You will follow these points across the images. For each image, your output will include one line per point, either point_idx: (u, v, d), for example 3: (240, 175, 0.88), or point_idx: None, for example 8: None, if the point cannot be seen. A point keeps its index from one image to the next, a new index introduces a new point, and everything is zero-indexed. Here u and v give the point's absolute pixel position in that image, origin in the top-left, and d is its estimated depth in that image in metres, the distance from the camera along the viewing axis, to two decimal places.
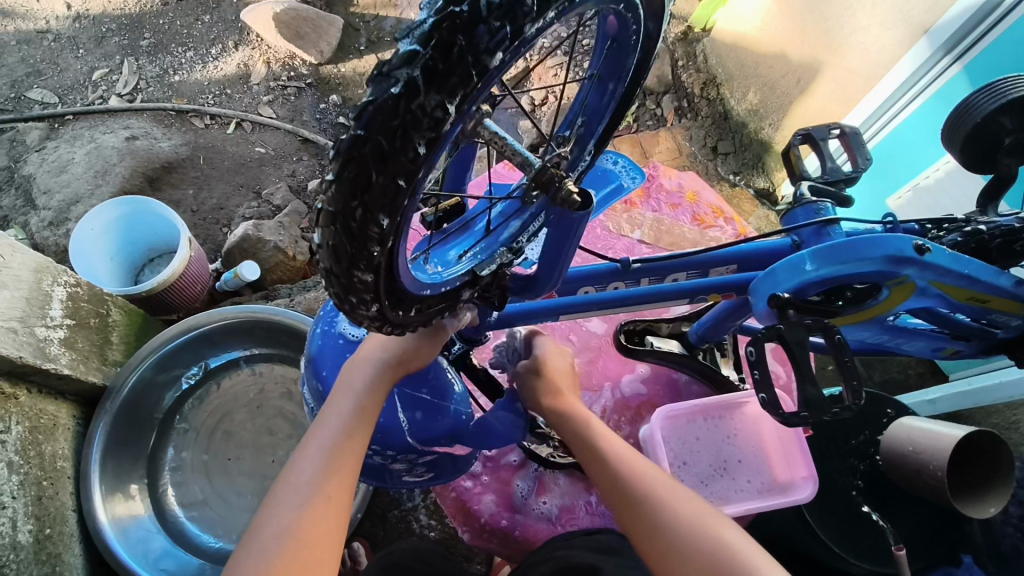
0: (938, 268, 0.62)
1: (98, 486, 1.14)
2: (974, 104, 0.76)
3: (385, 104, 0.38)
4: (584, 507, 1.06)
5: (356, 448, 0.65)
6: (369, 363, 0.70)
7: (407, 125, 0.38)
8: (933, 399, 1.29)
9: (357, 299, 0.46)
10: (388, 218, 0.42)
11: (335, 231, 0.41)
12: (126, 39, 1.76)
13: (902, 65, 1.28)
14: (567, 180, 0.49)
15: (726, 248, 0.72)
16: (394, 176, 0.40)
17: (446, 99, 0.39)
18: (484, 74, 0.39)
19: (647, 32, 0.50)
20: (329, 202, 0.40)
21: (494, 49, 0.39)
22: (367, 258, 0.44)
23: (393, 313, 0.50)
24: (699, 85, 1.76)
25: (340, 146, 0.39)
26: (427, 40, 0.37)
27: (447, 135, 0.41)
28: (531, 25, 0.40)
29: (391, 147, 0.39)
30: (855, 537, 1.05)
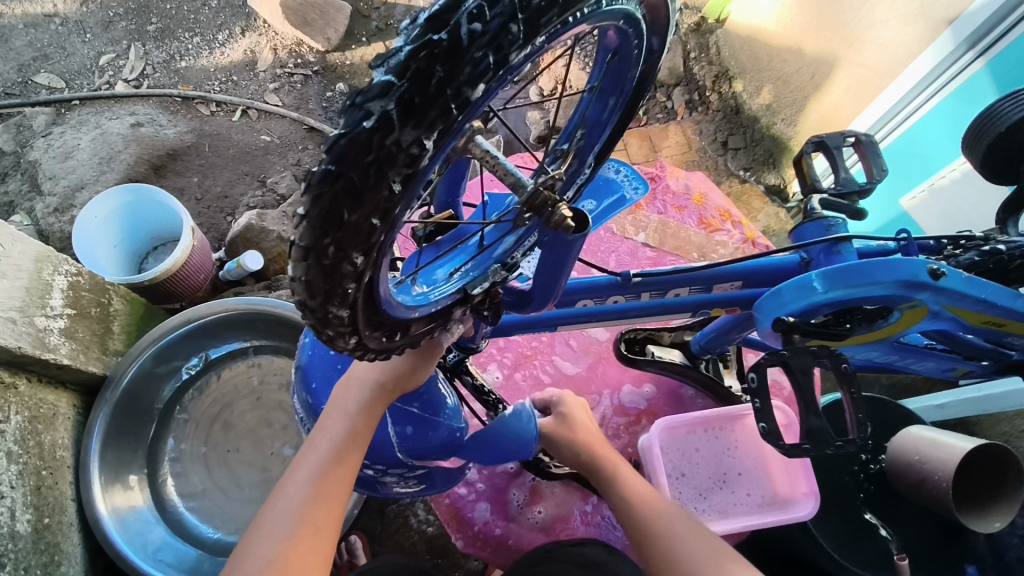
0: (953, 293, 0.55)
1: (97, 477, 1.14)
2: (999, 111, 0.71)
3: (358, 139, 0.35)
4: (579, 515, 1.05)
5: (347, 470, 0.64)
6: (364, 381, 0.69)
7: (382, 162, 0.36)
8: (942, 403, 1.24)
9: (333, 331, 0.44)
10: (363, 255, 0.40)
11: (307, 268, 0.39)
12: (133, 24, 1.75)
13: (919, 61, 1.26)
14: (561, 203, 0.45)
15: (733, 263, 0.67)
16: (368, 215, 0.38)
17: (423, 135, 0.36)
18: (465, 107, 0.36)
19: (650, 48, 0.47)
20: (299, 239, 0.38)
21: (475, 79, 0.35)
22: (342, 293, 0.42)
23: (375, 338, 0.48)
24: (712, 79, 1.67)
25: (310, 180, 0.36)
26: (402, 70, 0.34)
27: (428, 168, 0.39)
28: (518, 52, 0.37)
29: (364, 184, 0.36)
30: (854, 544, 1.03)
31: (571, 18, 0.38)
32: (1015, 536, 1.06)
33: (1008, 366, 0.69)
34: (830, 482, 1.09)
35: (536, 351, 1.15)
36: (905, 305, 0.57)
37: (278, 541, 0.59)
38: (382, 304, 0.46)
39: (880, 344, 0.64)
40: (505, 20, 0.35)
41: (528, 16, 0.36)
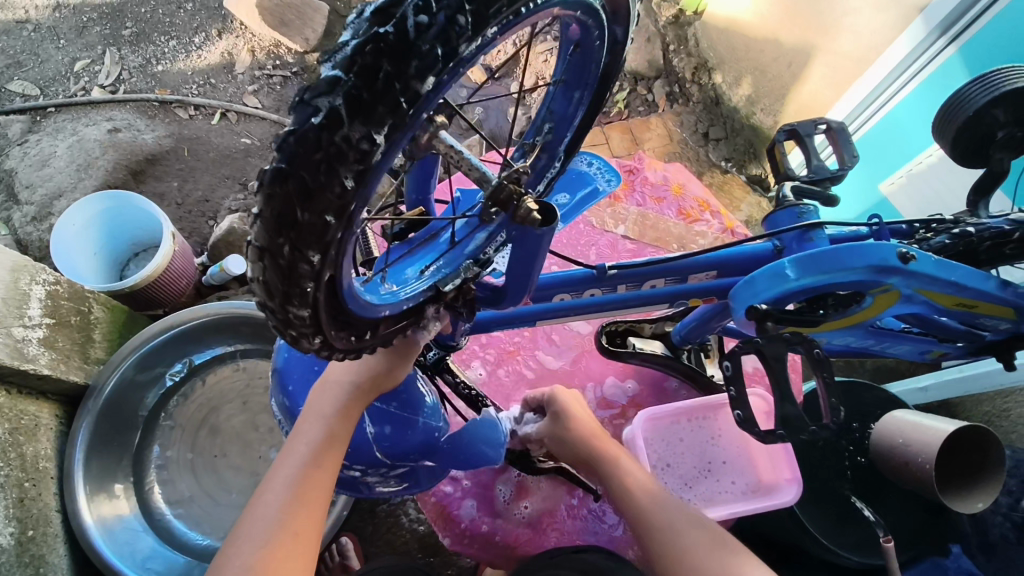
0: (924, 276, 0.56)
1: (82, 486, 1.13)
2: (968, 95, 0.72)
3: (307, 135, 0.35)
4: (564, 509, 1.05)
5: (325, 474, 0.64)
6: (339, 383, 0.68)
7: (332, 159, 0.36)
8: (927, 388, 1.31)
9: (296, 334, 0.43)
10: (320, 255, 0.39)
11: (264, 269, 0.39)
12: (108, 29, 1.72)
13: (897, 44, 1.27)
14: (527, 197, 0.46)
15: (706, 253, 0.68)
16: (321, 213, 0.37)
17: (372, 130, 0.36)
18: (416, 101, 0.36)
19: (613, 37, 0.47)
20: (256, 238, 0.38)
21: (424, 72, 0.36)
22: (302, 294, 0.41)
23: (343, 341, 0.46)
24: (691, 70, 1.66)
25: (263, 179, 0.37)
26: (349, 66, 0.35)
27: (382, 166, 0.38)
28: (467, 45, 0.37)
29: (315, 181, 0.36)
30: (842, 529, 1.05)
31: (523, 10, 0.38)
32: (998, 514, 1.03)
33: (981, 346, 0.70)
34: (816, 468, 1.09)
35: (518, 346, 1.14)
36: (877, 291, 0.57)
37: (256, 551, 0.59)
38: (347, 305, 0.45)
39: (856, 329, 0.64)
40: (452, 12, 0.36)
41: (475, 10, 0.37)
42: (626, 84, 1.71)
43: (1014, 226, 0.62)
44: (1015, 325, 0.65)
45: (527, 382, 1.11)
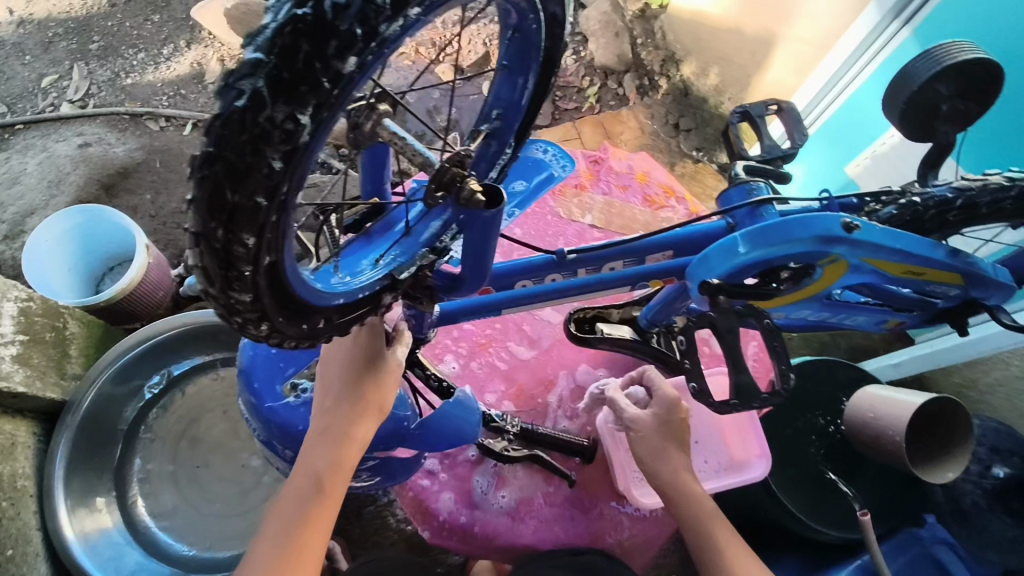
0: (869, 246, 0.58)
1: (62, 502, 1.12)
2: (912, 71, 0.74)
3: (232, 117, 0.36)
4: (541, 496, 1.06)
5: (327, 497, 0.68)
6: (334, 394, 0.72)
7: (257, 140, 0.36)
8: (897, 363, 1.30)
9: (242, 318, 0.44)
10: (254, 237, 0.40)
11: (200, 254, 0.40)
12: (74, 43, 1.71)
13: (854, 28, 1.30)
14: (469, 178, 0.47)
15: (661, 233, 0.69)
16: (251, 194, 0.38)
17: (296, 110, 0.36)
18: (339, 81, 0.37)
19: (548, 17, 0.49)
20: (190, 224, 0.39)
21: (344, 51, 0.36)
22: (241, 277, 0.42)
23: (293, 327, 0.47)
24: (659, 62, 1.70)
25: (194, 164, 0.38)
26: (269, 48, 0.35)
27: (311, 146, 0.39)
28: (388, 25, 0.38)
29: (243, 163, 0.37)
30: (821, 503, 1.07)
31: None
32: (970, 482, 1.06)
33: (935, 313, 0.73)
34: (791, 444, 1.11)
35: (490, 338, 1.15)
36: (826, 261, 0.59)
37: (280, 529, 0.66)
38: (294, 290, 0.46)
39: (809, 303, 0.66)
40: None
41: None
42: (596, 78, 1.69)
43: (956, 192, 0.66)
44: (964, 291, 0.68)
45: (501, 373, 1.13)
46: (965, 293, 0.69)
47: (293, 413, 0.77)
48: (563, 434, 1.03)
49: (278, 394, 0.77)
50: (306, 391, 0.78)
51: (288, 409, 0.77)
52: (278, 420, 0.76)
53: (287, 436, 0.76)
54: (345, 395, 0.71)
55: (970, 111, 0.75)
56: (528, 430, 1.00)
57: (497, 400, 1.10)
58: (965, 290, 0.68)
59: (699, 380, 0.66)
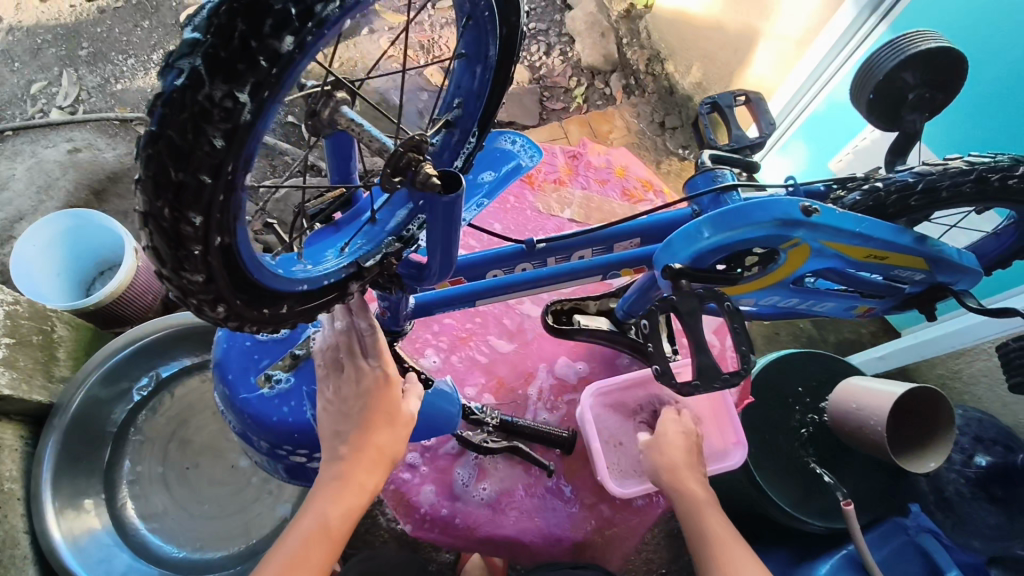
0: (828, 229, 0.62)
1: (50, 504, 1.12)
2: (879, 60, 0.75)
3: (173, 96, 0.37)
4: (523, 487, 1.06)
5: (333, 541, 0.67)
6: (348, 420, 0.69)
7: (197, 118, 0.38)
8: (883, 355, 1.29)
9: (198, 301, 0.45)
10: (202, 216, 0.41)
11: (150, 233, 0.41)
12: (63, 50, 1.72)
13: (842, 13, 1.24)
14: (425, 162, 0.48)
15: (628, 222, 0.73)
16: (195, 172, 0.39)
17: (234, 89, 0.38)
18: (278, 61, 0.38)
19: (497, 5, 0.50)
20: (139, 203, 0.40)
21: (280, 31, 0.38)
22: (193, 257, 0.43)
23: (252, 311, 0.49)
24: (644, 61, 1.71)
25: (141, 145, 0.39)
26: (207, 28, 0.37)
27: (256, 127, 0.40)
28: (326, 5, 0.39)
29: (184, 142, 0.38)
30: (808, 496, 1.06)
31: None
32: (953, 470, 1.07)
33: (904, 300, 0.76)
34: (775, 434, 1.10)
35: (471, 332, 1.16)
36: (787, 245, 0.62)
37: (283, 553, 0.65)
38: (250, 273, 0.47)
39: (777, 289, 0.69)
40: None
41: None
42: (584, 79, 1.72)
43: (916, 177, 0.69)
44: (931, 275, 0.71)
45: (481, 366, 1.13)
46: (932, 279, 0.72)
47: (267, 404, 0.77)
48: (544, 426, 1.04)
49: (252, 386, 0.78)
50: (281, 382, 0.78)
51: (262, 401, 0.77)
52: (252, 411, 0.77)
53: (261, 427, 0.77)
54: (358, 436, 0.68)
55: (936, 99, 0.77)
56: (507, 423, 1.01)
57: (477, 393, 1.11)
58: (931, 275, 0.71)
59: (661, 362, 0.66)
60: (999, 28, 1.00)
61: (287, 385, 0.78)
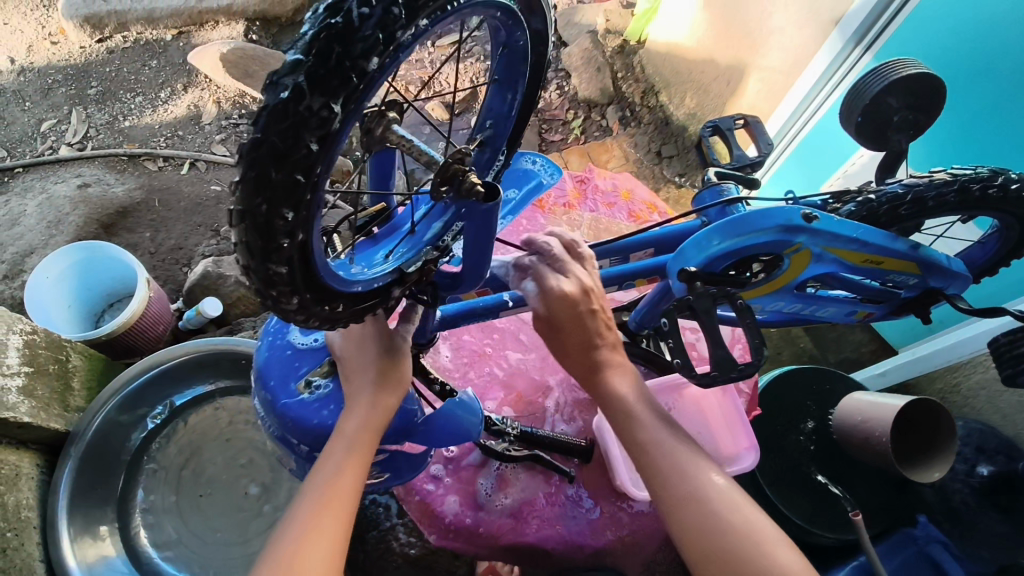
0: (828, 234, 0.67)
1: (66, 531, 1.09)
2: (865, 85, 0.81)
3: (277, 108, 0.42)
4: (543, 497, 1.09)
5: (365, 458, 0.69)
6: (355, 356, 0.75)
7: (297, 126, 0.42)
8: (884, 371, 1.36)
9: (277, 291, 0.50)
10: (292, 212, 0.46)
11: (246, 228, 0.46)
12: (73, 89, 1.78)
13: (816, 59, 1.32)
14: (469, 172, 0.55)
15: (644, 232, 0.80)
16: (291, 172, 0.44)
17: (329, 100, 0.42)
18: (365, 77, 0.43)
19: (533, 34, 0.57)
20: (238, 202, 0.45)
21: (368, 53, 0.43)
22: (278, 250, 0.47)
23: (317, 306, 0.53)
24: (640, 94, 1.80)
25: (243, 151, 0.44)
26: (308, 50, 0.42)
27: (342, 134, 0.45)
28: (404, 30, 0.44)
29: (284, 146, 0.43)
30: (819, 511, 1.09)
31: (447, 7, 0.46)
32: (957, 481, 1.09)
33: (900, 305, 0.81)
34: (780, 440, 1.15)
35: (489, 349, 1.21)
36: (791, 250, 0.68)
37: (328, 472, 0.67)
38: (320, 272, 0.52)
39: (782, 295, 0.74)
40: (387, 4, 0.43)
41: (406, 2, 0.44)
42: (580, 111, 1.80)
43: (905, 188, 0.75)
44: (922, 280, 0.76)
45: (500, 381, 1.18)
46: (925, 284, 0.77)
47: (308, 408, 0.79)
48: (563, 436, 1.08)
49: (292, 391, 0.80)
50: (320, 387, 0.80)
51: (302, 405, 0.79)
52: (293, 415, 0.79)
53: (302, 430, 0.79)
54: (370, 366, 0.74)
55: (917, 121, 0.83)
56: (528, 433, 1.05)
57: (497, 405, 1.14)
58: (924, 280, 0.76)
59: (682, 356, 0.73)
60: (977, 52, 1.06)
61: (327, 389, 0.80)
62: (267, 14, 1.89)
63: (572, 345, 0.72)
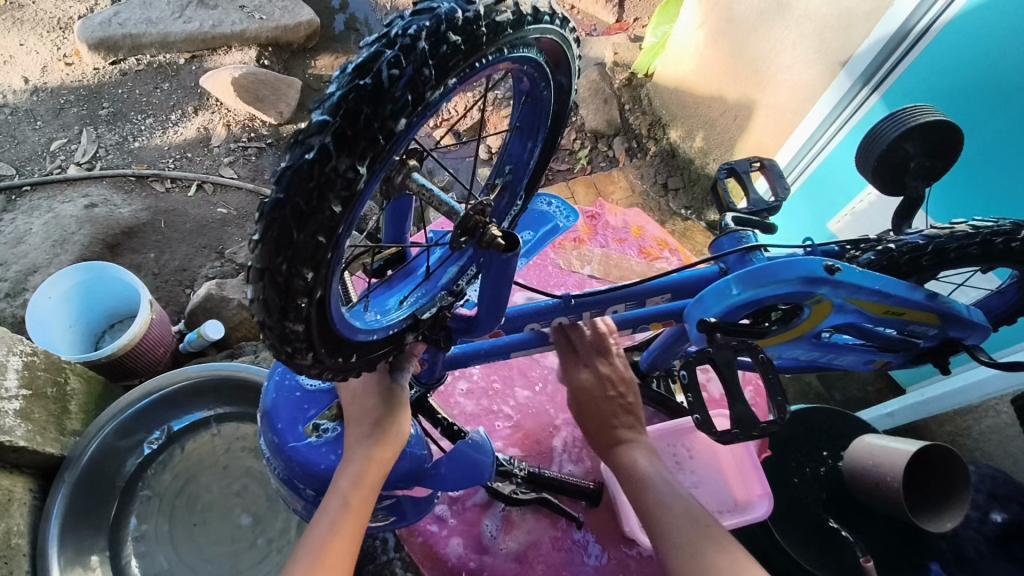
0: (850, 286, 0.67)
1: (56, 561, 1.06)
2: (882, 132, 0.82)
3: (302, 168, 0.42)
4: (548, 540, 1.06)
5: (359, 517, 0.68)
6: (361, 404, 0.73)
7: (322, 187, 0.43)
8: (891, 412, 1.32)
9: (292, 348, 0.50)
10: (312, 271, 0.46)
11: (264, 287, 0.45)
12: (85, 110, 1.79)
13: (823, 98, 1.33)
14: (490, 226, 0.56)
15: (660, 278, 0.80)
16: (314, 233, 0.44)
17: (356, 162, 0.43)
18: (391, 137, 0.44)
19: (558, 87, 0.60)
20: (257, 260, 0.44)
21: (397, 114, 0.43)
22: (296, 309, 0.48)
23: (331, 359, 0.54)
24: (646, 126, 1.82)
25: (264, 210, 0.44)
26: (335, 110, 0.42)
27: (364, 193, 0.46)
28: (433, 91, 0.45)
29: (308, 207, 0.43)
30: (827, 555, 1.04)
31: (476, 64, 0.48)
32: (970, 529, 1.06)
33: (918, 354, 0.80)
34: (791, 483, 1.11)
35: (496, 386, 1.20)
36: (812, 301, 0.68)
37: (323, 536, 0.66)
38: (335, 326, 0.52)
39: (800, 343, 0.74)
40: (418, 65, 0.44)
41: (438, 63, 0.45)
42: (587, 142, 1.81)
43: (926, 240, 0.75)
44: (943, 330, 0.75)
45: (506, 419, 1.17)
46: (944, 333, 0.76)
47: (316, 452, 0.77)
48: (569, 478, 1.06)
49: (301, 434, 0.78)
50: (328, 431, 0.78)
51: (311, 449, 0.77)
52: (300, 459, 0.77)
53: (309, 476, 0.77)
54: (371, 420, 0.72)
55: (935, 167, 0.82)
56: (535, 474, 1.03)
57: (503, 445, 1.14)
58: (944, 330, 0.76)
59: (702, 411, 0.68)
60: (978, 97, 1.06)
61: (335, 433, 0.78)
62: (279, 40, 1.94)
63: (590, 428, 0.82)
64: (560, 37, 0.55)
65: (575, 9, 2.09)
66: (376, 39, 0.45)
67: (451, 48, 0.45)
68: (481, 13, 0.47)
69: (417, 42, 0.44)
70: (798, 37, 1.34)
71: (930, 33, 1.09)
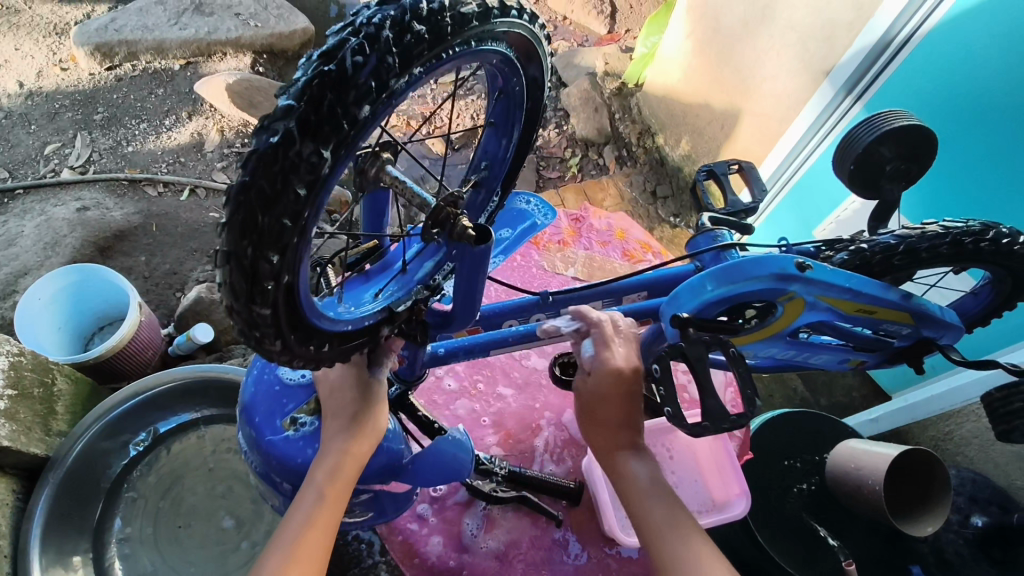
0: (821, 284, 0.68)
1: (37, 562, 1.05)
2: (857, 136, 0.83)
3: (267, 152, 0.43)
4: (530, 539, 1.06)
5: (333, 510, 0.68)
6: (337, 397, 0.74)
7: (286, 170, 0.44)
8: (876, 416, 1.32)
9: (260, 333, 0.51)
10: (278, 255, 0.47)
11: (230, 271, 0.46)
12: (80, 114, 1.80)
13: (808, 107, 1.34)
14: (461, 217, 0.56)
15: (636, 276, 0.82)
16: (279, 217, 0.45)
17: (320, 146, 0.44)
18: (355, 124, 0.45)
19: (529, 81, 0.61)
20: (224, 244, 0.46)
21: (360, 101, 0.45)
22: (263, 293, 0.48)
23: (301, 347, 0.54)
24: (636, 134, 1.85)
25: (230, 194, 0.45)
26: (300, 96, 0.43)
27: (329, 179, 0.47)
28: (397, 79, 0.46)
29: (273, 190, 0.44)
30: (813, 558, 1.04)
31: (444, 55, 0.49)
32: (951, 531, 1.08)
33: (893, 354, 0.81)
34: (773, 486, 1.11)
35: (481, 385, 1.21)
36: (785, 298, 0.69)
37: (299, 529, 0.66)
38: (305, 314, 0.53)
39: (775, 341, 0.75)
40: (382, 54, 0.45)
41: (402, 52, 0.46)
42: (578, 150, 1.83)
43: (898, 240, 0.76)
44: (916, 330, 0.76)
45: (490, 420, 1.17)
46: (918, 332, 0.77)
47: (292, 446, 0.78)
48: (551, 478, 1.07)
49: (278, 428, 0.79)
50: (305, 425, 0.79)
51: (287, 443, 0.78)
52: (277, 453, 0.78)
53: (285, 470, 0.77)
54: (346, 413, 0.72)
55: (909, 170, 0.84)
56: (516, 473, 1.03)
57: (486, 444, 1.14)
58: (917, 329, 0.77)
59: (673, 405, 0.68)
60: (957, 105, 1.08)
61: (312, 427, 0.79)
62: (274, 47, 1.97)
63: (601, 418, 0.75)
64: (529, 33, 0.57)
65: (567, 20, 2.12)
66: (343, 28, 0.46)
67: (415, 38, 0.46)
68: (446, 5, 0.48)
69: (382, 31, 0.45)
70: (782, 46, 1.36)
71: (906, 43, 1.12)
